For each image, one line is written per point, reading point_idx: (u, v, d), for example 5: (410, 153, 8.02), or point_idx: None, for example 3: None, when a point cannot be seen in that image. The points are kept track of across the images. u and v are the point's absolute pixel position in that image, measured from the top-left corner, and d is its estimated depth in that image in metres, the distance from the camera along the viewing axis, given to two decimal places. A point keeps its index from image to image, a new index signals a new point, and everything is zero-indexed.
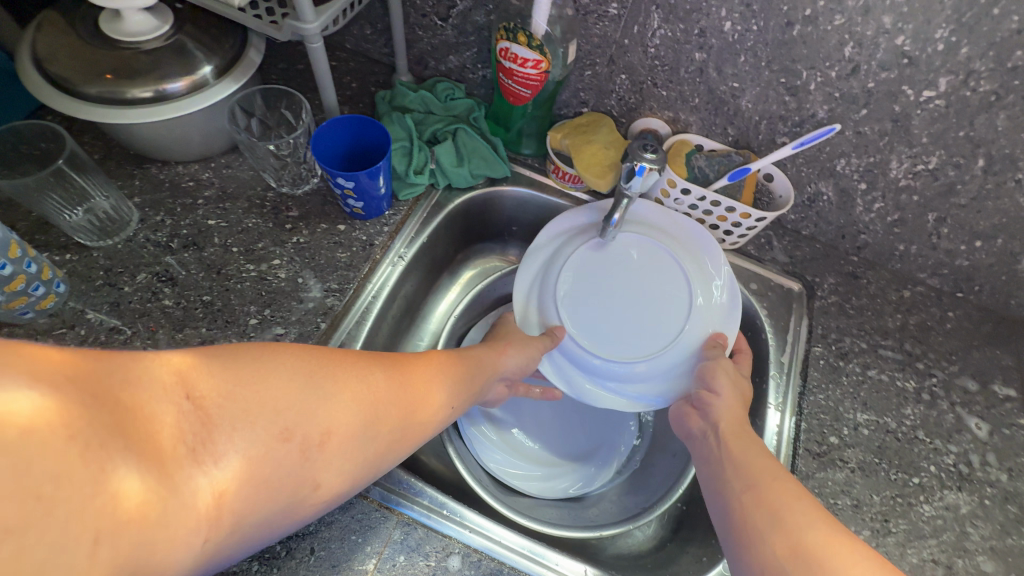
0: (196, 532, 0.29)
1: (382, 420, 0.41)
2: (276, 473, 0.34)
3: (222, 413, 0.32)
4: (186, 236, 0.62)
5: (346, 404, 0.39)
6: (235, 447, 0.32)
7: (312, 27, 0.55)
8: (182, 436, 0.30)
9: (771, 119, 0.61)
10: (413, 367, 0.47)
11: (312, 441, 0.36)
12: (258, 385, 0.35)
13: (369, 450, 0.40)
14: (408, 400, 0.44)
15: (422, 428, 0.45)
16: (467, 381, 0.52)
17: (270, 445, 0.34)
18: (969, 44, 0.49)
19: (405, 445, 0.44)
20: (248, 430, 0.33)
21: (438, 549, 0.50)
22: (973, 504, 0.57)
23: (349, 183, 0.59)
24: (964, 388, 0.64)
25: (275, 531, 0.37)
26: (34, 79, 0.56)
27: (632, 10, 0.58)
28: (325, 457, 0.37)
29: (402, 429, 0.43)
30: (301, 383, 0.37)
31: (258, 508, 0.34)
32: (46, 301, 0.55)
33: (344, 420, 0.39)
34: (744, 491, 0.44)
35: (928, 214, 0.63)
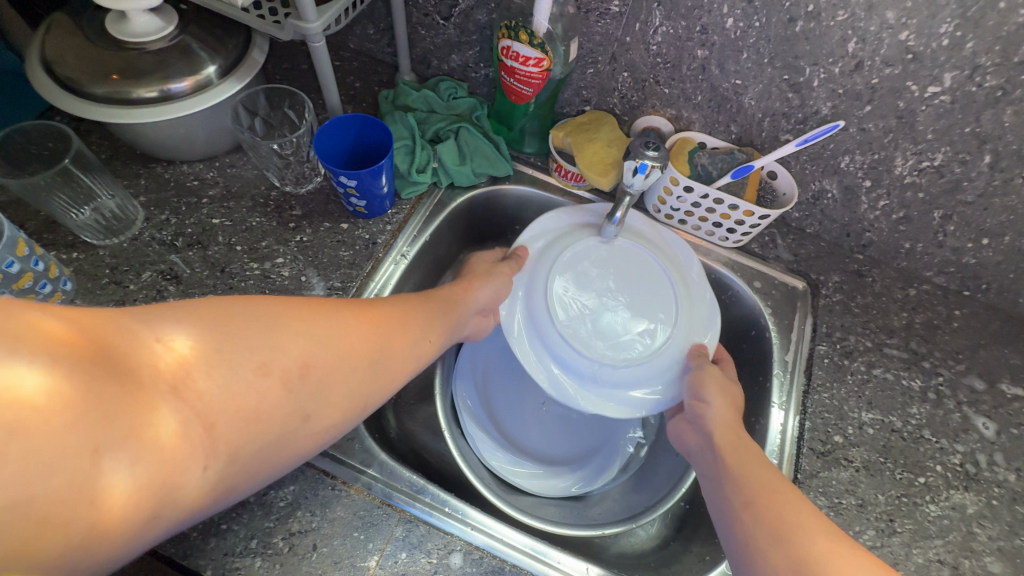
0: (194, 457, 0.34)
1: (361, 355, 0.44)
2: (262, 406, 0.37)
3: (197, 354, 0.35)
4: (190, 235, 0.63)
5: (320, 342, 0.42)
6: (215, 383, 0.35)
7: (315, 27, 0.56)
8: (164, 376, 0.33)
9: (775, 116, 0.61)
10: (386, 309, 0.48)
11: (290, 374, 0.39)
12: (229, 328, 0.37)
13: (353, 383, 0.43)
14: (382, 335, 0.46)
15: (404, 359, 0.48)
16: (441, 318, 0.54)
17: (250, 379, 0.37)
18: (974, 39, 0.48)
19: (387, 379, 0.46)
20: (225, 368, 0.36)
21: (440, 546, 0.50)
22: (980, 504, 0.57)
23: (351, 182, 0.59)
24: (971, 387, 0.64)
25: (280, 463, 0.40)
26: (42, 80, 0.57)
27: (634, 7, 0.58)
28: (307, 388, 0.40)
29: (381, 361, 0.46)
30: (272, 325, 0.40)
31: (251, 439, 0.37)
32: (53, 300, 0.56)
33: (323, 355, 0.41)
34: (745, 504, 0.44)
35: (934, 211, 0.62)
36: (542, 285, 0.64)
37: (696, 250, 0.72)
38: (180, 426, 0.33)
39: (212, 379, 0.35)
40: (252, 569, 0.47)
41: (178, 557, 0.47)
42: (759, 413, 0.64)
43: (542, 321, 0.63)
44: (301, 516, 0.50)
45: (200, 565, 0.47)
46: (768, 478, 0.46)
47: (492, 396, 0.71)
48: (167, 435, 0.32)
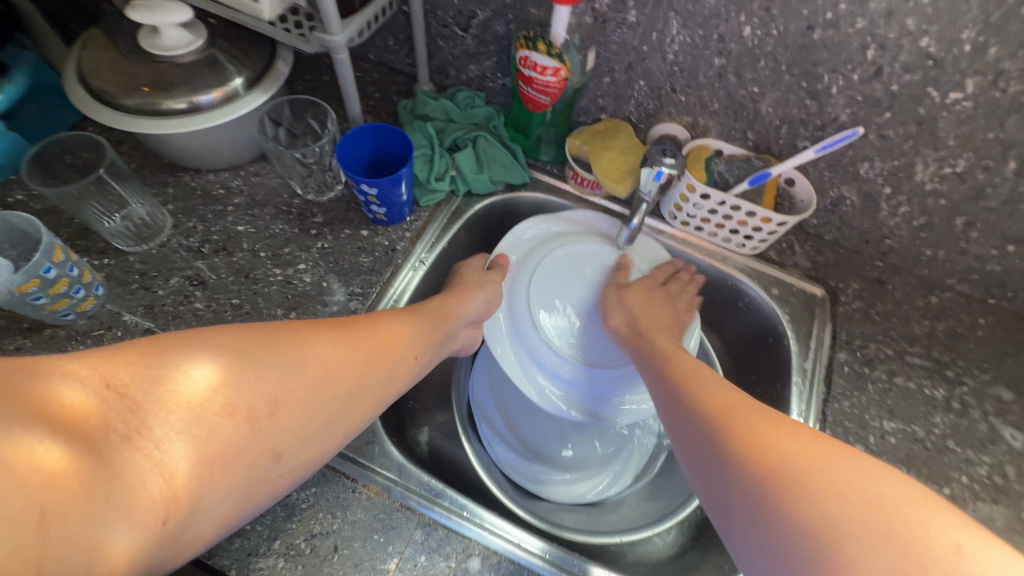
0: (155, 512, 0.31)
1: (339, 381, 0.42)
2: (229, 448, 0.35)
3: (150, 398, 0.32)
4: (216, 241, 0.65)
5: (293, 372, 0.39)
6: (177, 429, 0.33)
7: (338, 40, 0.57)
8: (113, 426, 0.30)
9: (792, 123, 0.61)
10: (365, 328, 0.47)
11: (258, 412, 0.37)
12: (190, 369, 0.35)
13: (329, 411, 0.41)
14: (361, 357, 0.45)
15: (385, 377, 0.47)
16: (428, 333, 0.53)
17: (213, 421, 0.34)
18: (997, 44, 0.48)
19: (368, 401, 0.45)
20: (183, 413, 0.33)
21: (458, 550, 0.50)
22: (1009, 517, 0.55)
23: (373, 190, 0.60)
24: (997, 398, 0.62)
25: (252, 506, 0.38)
26: (78, 93, 0.59)
27: (651, 17, 0.58)
28: (276, 424, 0.38)
29: (360, 386, 0.44)
30: (238, 360, 0.37)
31: (215, 487, 0.34)
32: (86, 304, 0.58)
33: (297, 387, 0.39)
34: (707, 416, 0.42)
35: (956, 218, 0.62)
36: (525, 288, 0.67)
37: (712, 257, 0.72)
38: (142, 481, 0.30)
39: (173, 425, 0.33)
40: (275, 569, 0.48)
41: (203, 556, 0.48)
42: None
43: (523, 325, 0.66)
44: (322, 518, 0.50)
45: (224, 564, 0.48)
46: (718, 390, 0.46)
47: (507, 400, 0.71)
48: (129, 492, 0.29)
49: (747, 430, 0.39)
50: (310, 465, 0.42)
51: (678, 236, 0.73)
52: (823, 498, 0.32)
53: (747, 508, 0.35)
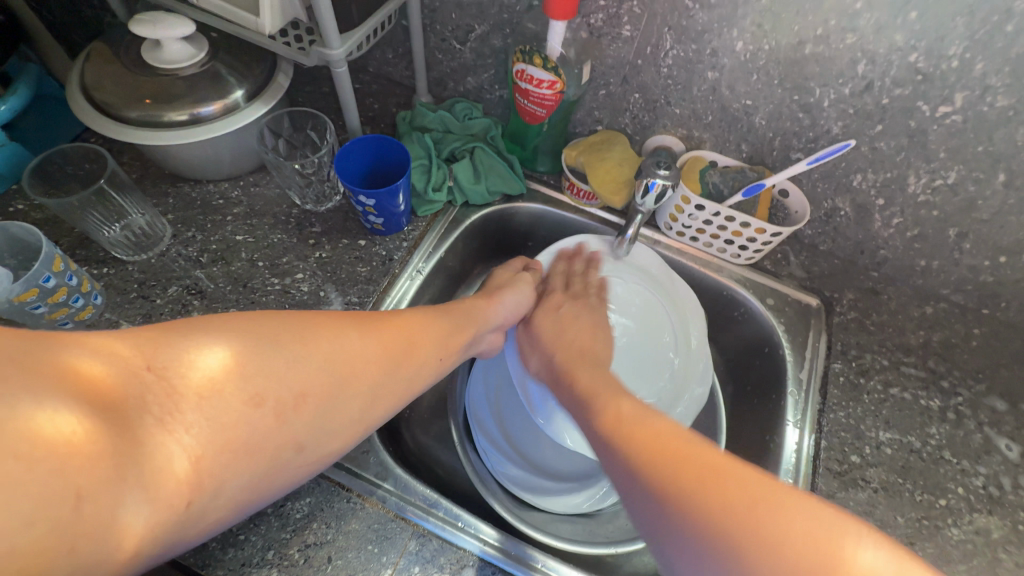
0: (175, 494, 0.31)
1: (367, 377, 0.42)
2: (255, 435, 0.35)
3: (183, 378, 0.33)
4: (215, 251, 0.65)
5: (321, 364, 0.39)
6: (204, 415, 0.33)
7: (338, 54, 0.58)
8: (146, 407, 0.31)
9: (785, 136, 0.62)
10: (397, 328, 0.46)
11: (285, 404, 0.37)
12: (225, 357, 0.35)
13: (353, 405, 0.41)
14: (390, 357, 0.44)
15: (414, 377, 0.46)
16: (454, 333, 0.52)
17: (239, 410, 0.34)
18: (983, 60, 0.49)
19: (393, 401, 0.44)
20: (213, 399, 0.33)
21: (453, 561, 0.50)
22: (1005, 528, 0.55)
23: (370, 201, 0.61)
24: (992, 408, 0.63)
25: (268, 494, 0.37)
26: (81, 105, 0.60)
27: (645, 32, 0.59)
28: (302, 418, 0.37)
29: (386, 385, 0.43)
30: (274, 350, 0.37)
31: (237, 475, 0.34)
32: (85, 313, 0.58)
33: (320, 382, 0.39)
34: (631, 442, 0.41)
35: (949, 229, 0.62)
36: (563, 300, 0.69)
37: (707, 267, 0.72)
38: (168, 464, 0.31)
39: (201, 411, 0.33)
40: None
41: (197, 566, 0.48)
42: (773, 432, 0.63)
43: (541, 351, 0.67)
44: (317, 528, 0.50)
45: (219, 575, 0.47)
46: (638, 409, 0.45)
47: (505, 411, 0.71)
48: (154, 474, 0.30)
49: (664, 462, 0.38)
50: (328, 457, 0.41)
51: (674, 246, 0.73)
52: (751, 546, 0.32)
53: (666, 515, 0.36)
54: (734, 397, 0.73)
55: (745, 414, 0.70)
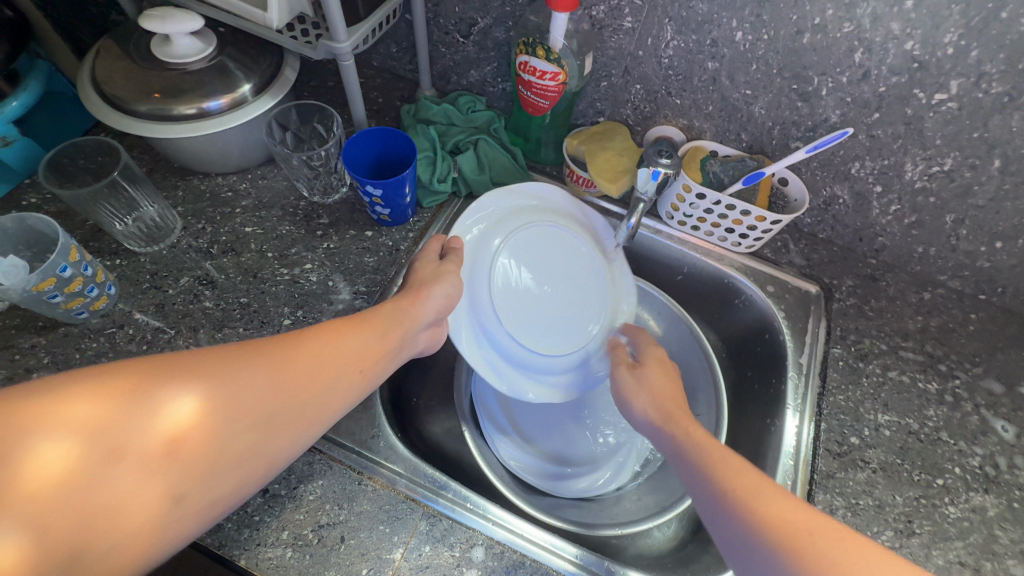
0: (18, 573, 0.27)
1: (306, 383, 0.42)
2: (199, 462, 0.35)
3: (20, 444, 0.29)
4: (224, 242, 0.66)
5: (260, 381, 0.39)
6: (48, 479, 0.29)
7: (345, 46, 0.59)
8: None
9: (784, 124, 0.63)
10: (333, 332, 0.46)
11: (154, 453, 0.33)
12: (167, 400, 0.34)
13: (277, 425, 0.39)
14: (286, 380, 0.40)
15: (320, 394, 0.42)
16: (371, 346, 0.48)
17: (96, 467, 0.31)
18: (978, 47, 0.50)
19: (294, 428, 0.40)
20: (57, 462, 0.30)
21: (462, 540, 0.52)
22: (1001, 506, 0.57)
23: (377, 191, 0.62)
24: (989, 390, 0.64)
25: (161, 551, 0.34)
26: (92, 99, 0.61)
27: (646, 23, 0.60)
28: (180, 464, 0.34)
29: (284, 411, 0.40)
30: (216, 381, 0.37)
31: (105, 541, 0.30)
32: (99, 303, 0.59)
33: (208, 420, 0.35)
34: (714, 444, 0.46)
35: (946, 215, 0.63)
36: (483, 281, 0.64)
37: (710, 256, 0.73)
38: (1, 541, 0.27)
39: (46, 473, 0.29)
40: (283, 559, 0.49)
41: (214, 546, 0.49)
42: (774, 415, 0.64)
43: (483, 311, 0.64)
44: (329, 509, 0.52)
45: (235, 553, 0.49)
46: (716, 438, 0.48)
47: (510, 399, 0.72)
48: None
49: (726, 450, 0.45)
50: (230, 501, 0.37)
51: (676, 236, 0.74)
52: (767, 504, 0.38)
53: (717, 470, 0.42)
54: (736, 383, 0.75)
55: (747, 399, 0.71)
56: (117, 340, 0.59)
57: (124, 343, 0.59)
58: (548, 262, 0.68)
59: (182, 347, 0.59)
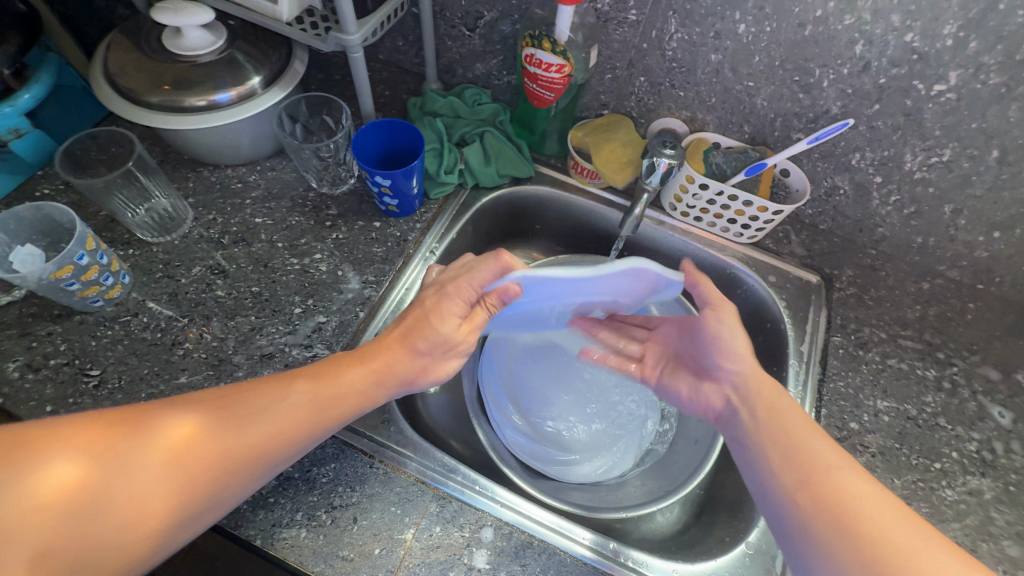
0: None
1: (277, 432, 0.45)
2: (191, 489, 0.41)
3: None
4: (235, 233, 0.67)
5: (203, 445, 0.42)
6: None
7: (354, 39, 0.60)
8: None
9: (786, 116, 0.64)
10: (317, 376, 0.49)
11: (86, 518, 0.37)
12: (152, 434, 0.41)
13: (210, 488, 0.42)
14: (224, 449, 0.43)
15: (259, 461, 0.44)
16: (323, 416, 0.47)
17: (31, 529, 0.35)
18: (977, 39, 0.51)
19: (226, 492, 0.43)
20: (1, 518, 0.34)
21: (472, 521, 0.53)
22: (997, 489, 0.58)
23: (386, 181, 0.63)
24: (986, 377, 0.65)
25: None
26: (105, 91, 0.62)
27: (651, 16, 0.61)
28: (106, 533, 0.37)
29: (218, 478, 0.42)
30: (196, 421, 0.43)
31: None
32: (114, 291, 0.60)
33: (138, 488, 0.39)
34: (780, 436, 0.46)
35: (944, 205, 0.64)
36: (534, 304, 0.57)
37: (712, 247, 0.74)
38: None
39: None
40: (298, 539, 0.50)
41: (230, 527, 0.50)
42: None
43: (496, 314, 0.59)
44: (342, 491, 0.53)
45: (251, 534, 0.50)
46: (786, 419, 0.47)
47: (517, 387, 0.73)
48: None
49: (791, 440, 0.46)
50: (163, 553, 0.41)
51: (679, 227, 0.75)
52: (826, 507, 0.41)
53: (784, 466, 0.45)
54: None
55: None
56: (132, 328, 0.60)
57: (138, 331, 0.60)
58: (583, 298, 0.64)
59: (194, 334, 0.60)
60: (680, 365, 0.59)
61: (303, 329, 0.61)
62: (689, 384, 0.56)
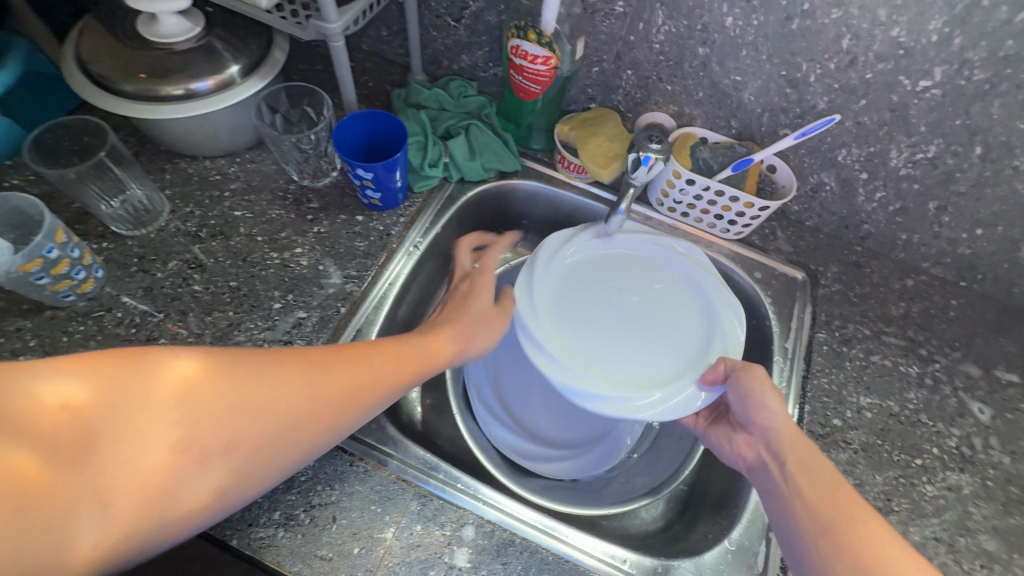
0: (103, 537, 0.34)
1: (285, 394, 0.44)
2: (303, 427, 0.44)
3: (108, 429, 0.36)
4: (213, 226, 0.66)
5: (298, 386, 0.44)
6: (132, 457, 0.36)
7: (335, 27, 0.58)
8: (76, 453, 0.34)
9: (773, 111, 0.64)
10: (330, 352, 0.49)
11: (213, 448, 0.39)
12: (152, 370, 0.39)
13: (314, 429, 0.45)
14: (327, 393, 0.46)
15: (356, 406, 0.48)
16: (407, 367, 0.52)
17: (165, 457, 0.37)
18: (962, 35, 0.51)
19: (331, 433, 0.46)
20: (136, 445, 0.36)
21: (453, 519, 0.52)
22: (975, 484, 0.58)
23: (368, 174, 0.62)
24: (968, 373, 0.66)
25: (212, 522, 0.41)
26: (77, 78, 0.60)
27: (638, 8, 0.60)
28: (233, 461, 0.40)
29: (325, 422, 0.45)
30: (227, 364, 0.42)
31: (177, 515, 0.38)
32: (86, 286, 0.59)
33: (256, 422, 0.42)
34: (804, 483, 0.48)
35: (929, 202, 0.65)
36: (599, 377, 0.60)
37: (699, 243, 0.74)
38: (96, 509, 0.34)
39: (131, 453, 0.36)
40: (275, 539, 0.49)
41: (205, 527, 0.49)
42: None
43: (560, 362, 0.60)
44: (321, 490, 0.52)
45: (227, 534, 0.49)
46: (814, 467, 0.49)
47: (503, 383, 0.73)
48: (79, 514, 0.34)
49: (815, 489, 0.47)
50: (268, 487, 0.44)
51: (666, 222, 0.75)
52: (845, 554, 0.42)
53: (804, 514, 0.46)
54: None
55: None
56: (105, 323, 0.58)
57: (112, 327, 0.58)
58: (638, 327, 0.65)
59: (170, 330, 0.59)
60: (715, 417, 0.62)
61: (282, 325, 0.60)
62: (721, 433, 0.59)
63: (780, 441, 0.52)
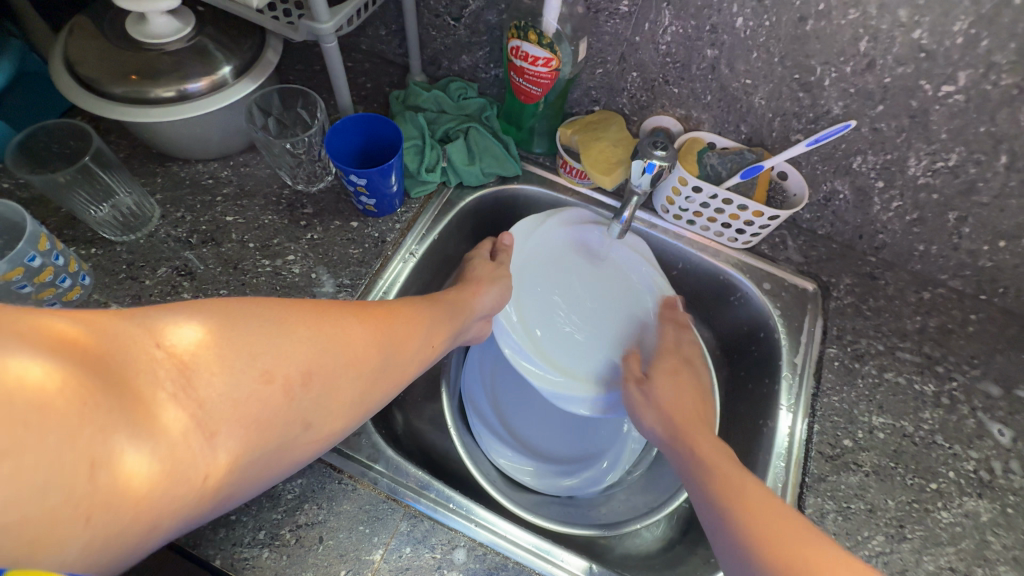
0: (186, 470, 0.33)
1: (322, 342, 0.41)
2: (369, 370, 0.44)
3: (196, 361, 0.35)
4: (204, 232, 0.64)
5: (359, 329, 0.44)
6: (218, 390, 0.35)
7: (327, 27, 0.56)
8: (160, 384, 0.33)
9: (785, 116, 0.61)
10: (357, 305, 0.46)
11: (293, 382, 0.39)
12: (167, 322, 0.35)
13: (378, 374, 0.45)
14: (388, 339, 0.46)
15: (410, 355, 0.48)
16: (445, 322, 0.54)
17: (252, 388, 0.37)
18: (989, 36, 0.47)
19: (392, 382, 0.46)
20: (226, 377, 0.36)
21: (444, 542, 0.50)
22: (994, 511, 0.55)
23: (362, 180, 0.59)
24: (987, 393, 0.62)
25: (282, 469, 0.40)
26: (65, 82, 0.59)
27: (643, 7, 0.58)
28: (310, 397, 0.40)
29: (386, 366, 0.46)
30: (285, 309, 0.41)
31: (253, 451, 0.37)
32: (72, 293, 0.57)
33: (328, 361, 0.41)
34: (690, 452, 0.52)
35: (949, 212, 0.61)
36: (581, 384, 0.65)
37: (705, 251, 0.71)
38: (184, 440, 0.33)
39: (217, 385, 0.35)
40: (260, 560, 0.48)
41: (188, 546, 0.48)
42: (767, 416, 0.63)
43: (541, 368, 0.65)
44: (308, 509, 0.50)
45: (210, 553, 0.48)
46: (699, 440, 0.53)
47: (500, 394, 0.71)
48: (167, 447, 0.32)
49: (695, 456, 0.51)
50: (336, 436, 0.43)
51: (672, 230, 0.72)
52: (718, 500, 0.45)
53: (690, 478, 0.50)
54: (729, 381, 0.73)
55: (741, 399, 0.70)
56: None
57: None
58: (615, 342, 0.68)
59: None
60: None
61: None
62: None
63: (698, 458, 0.51)
